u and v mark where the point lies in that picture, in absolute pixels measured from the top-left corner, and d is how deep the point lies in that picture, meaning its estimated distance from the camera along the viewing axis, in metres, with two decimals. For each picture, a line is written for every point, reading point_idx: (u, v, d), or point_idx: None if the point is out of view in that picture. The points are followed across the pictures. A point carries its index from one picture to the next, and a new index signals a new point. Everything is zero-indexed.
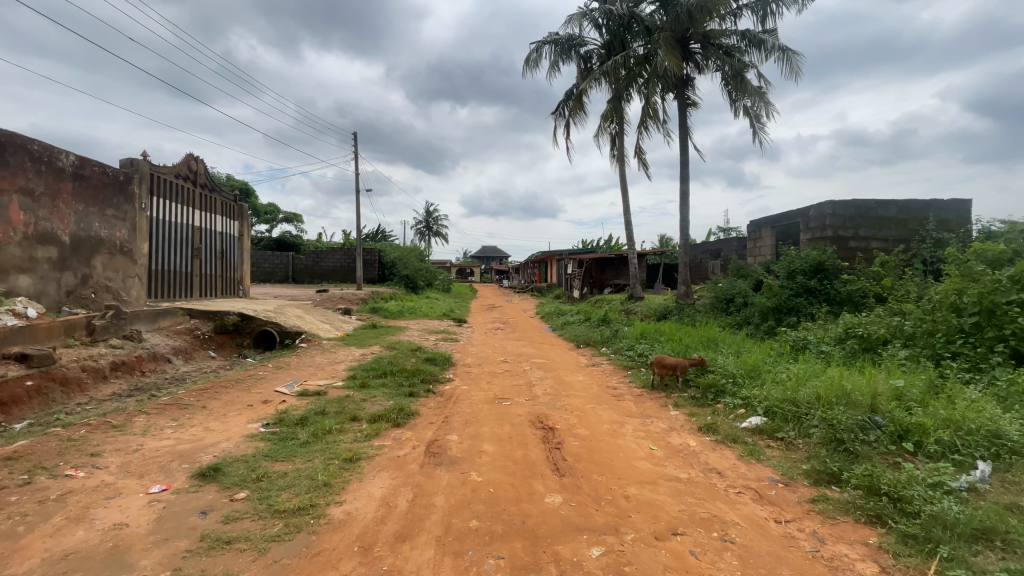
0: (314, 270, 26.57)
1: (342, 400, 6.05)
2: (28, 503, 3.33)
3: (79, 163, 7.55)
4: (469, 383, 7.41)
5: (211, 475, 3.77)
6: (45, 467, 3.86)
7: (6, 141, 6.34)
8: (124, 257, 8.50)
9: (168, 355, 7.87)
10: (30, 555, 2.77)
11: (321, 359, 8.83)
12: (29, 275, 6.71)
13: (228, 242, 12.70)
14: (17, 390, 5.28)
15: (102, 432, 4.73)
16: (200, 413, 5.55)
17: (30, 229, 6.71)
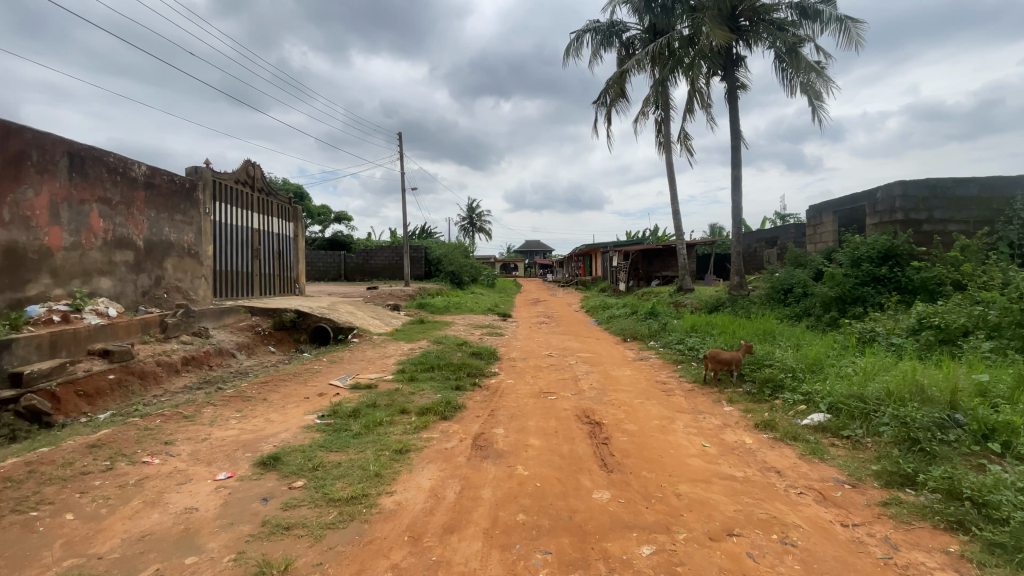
0: (364, 267, 27.48)
1: (392, 393, 6.23)
2: (110, 487, 3.63)
3: (149, 172, 8.12)
4: (515, 377, 7.43)
5: (271, 463, 3.97)
6: (125, 454, 4.19)
7: (86, 155, 6.90)
8: (191, 259, 9.12)
9: (232, 350, 8.36)
10: (111, 536, 3.02)
11: (372, 353, 9.12)
12: (109, 277, 7.30)
13: (285, 242, 13.36)
14: (100, 383, 5.78)
15: (175, 422, 5.09)
16: (262, 404, 5.86)
17: (109, 235, 7.29)
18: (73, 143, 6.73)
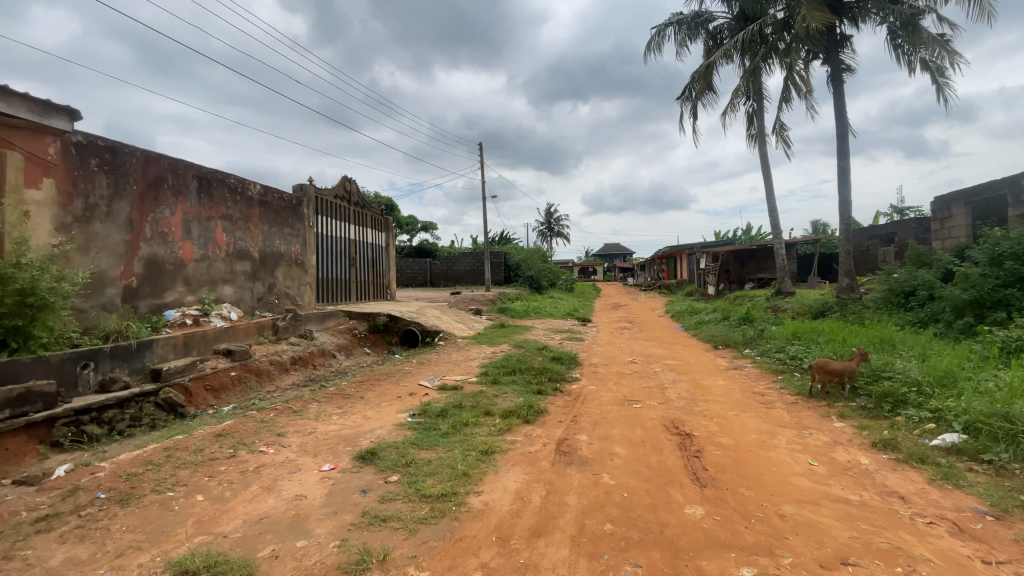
0: (448, 273, 28.58)
1: (477, 395, 6.40)
2: (234, 472, 4.09)
3: (263, 191, 9.08)
4: (598, 383, 7.31)
5: (369, 458, 4.25)
6: (246, 443, 4.71)
7: (212, 178, 7.88)
8: (298, 268, 10.06)
9: (333, 351, 9.08)
10: (235, 516, 3.40)
11: (457, 356, 9.45)
12: (231, 285, 8.26)
13: (377, 251, 14.26)
14: (224, 378, 6.55)
15: (286, 415, 5.63)
16: (359, 402, 6.30)
17: (230, 247, 8.24)
18: (202, 168, 7.70)
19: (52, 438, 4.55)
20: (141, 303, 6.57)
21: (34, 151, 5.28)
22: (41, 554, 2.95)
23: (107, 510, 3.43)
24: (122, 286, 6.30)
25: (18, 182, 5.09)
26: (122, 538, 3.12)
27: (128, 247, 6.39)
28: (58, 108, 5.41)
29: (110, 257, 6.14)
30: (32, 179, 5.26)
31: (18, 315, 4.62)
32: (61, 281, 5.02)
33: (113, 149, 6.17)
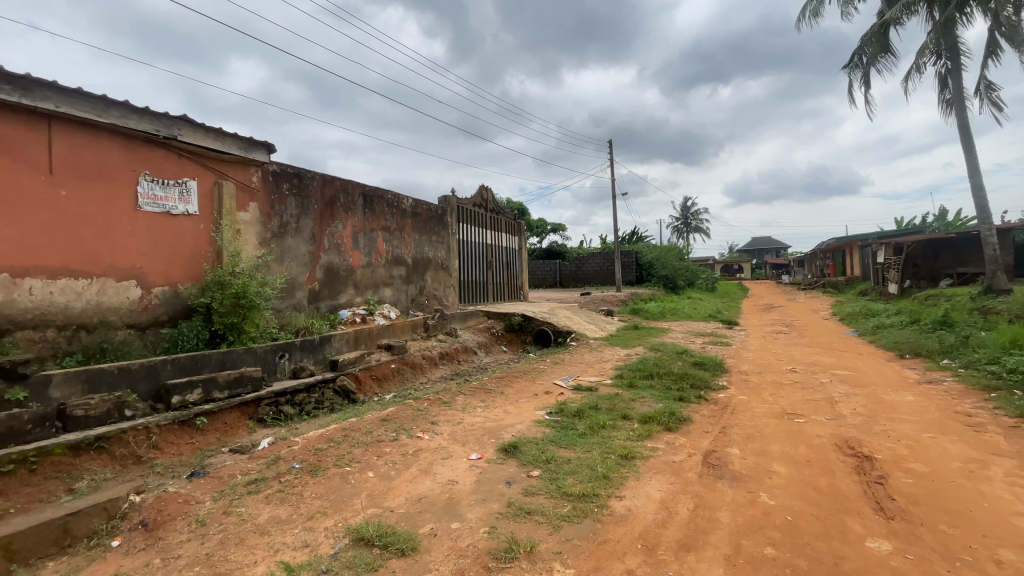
0: (579, 274, 28.59)
1: (613, 398, 6.29)
2: (396, 454, 4.61)
3: (414, 204, 10.06)
4: (748, 392, 6.67)
5: (512, 451, 4.45)
6: (405, 428, 5.26)
7: (375, 195, 8.96)
8: (443, 272, 10.96)
9: (474, 348, 9.71)
10: (399, 494, 3.82)
11: (590, 357, 9.40)
12: (389, 288, 9.30)
13: (512, 254, 14.87)
14: (385, 370, 7.40)
15: (437, 406, 6.17)
16: (500, 397, 6.63)
17: (388, 254, 9.29)
18: (367, 187, 8.80)
19: (258, 415, 5.59)
20: (322, 303, 7.76)
21: (243, 180, 6.51)
22: (255, 508, 3.63)
23: (301, 478, 4.10)
24: (308, 289, 7.51)
25: (233, 207, 6.34)
26: (312, 503, 3.71)
27: (312, 257, 7.58)
28: (257, 143, 6.57)
29: (299, 265, 7.35)
30: (243, 203, 6.51)
31: (234, 314, 5.83)
32: (264, 286, 6.20)
33: (300, 175, 7.37)
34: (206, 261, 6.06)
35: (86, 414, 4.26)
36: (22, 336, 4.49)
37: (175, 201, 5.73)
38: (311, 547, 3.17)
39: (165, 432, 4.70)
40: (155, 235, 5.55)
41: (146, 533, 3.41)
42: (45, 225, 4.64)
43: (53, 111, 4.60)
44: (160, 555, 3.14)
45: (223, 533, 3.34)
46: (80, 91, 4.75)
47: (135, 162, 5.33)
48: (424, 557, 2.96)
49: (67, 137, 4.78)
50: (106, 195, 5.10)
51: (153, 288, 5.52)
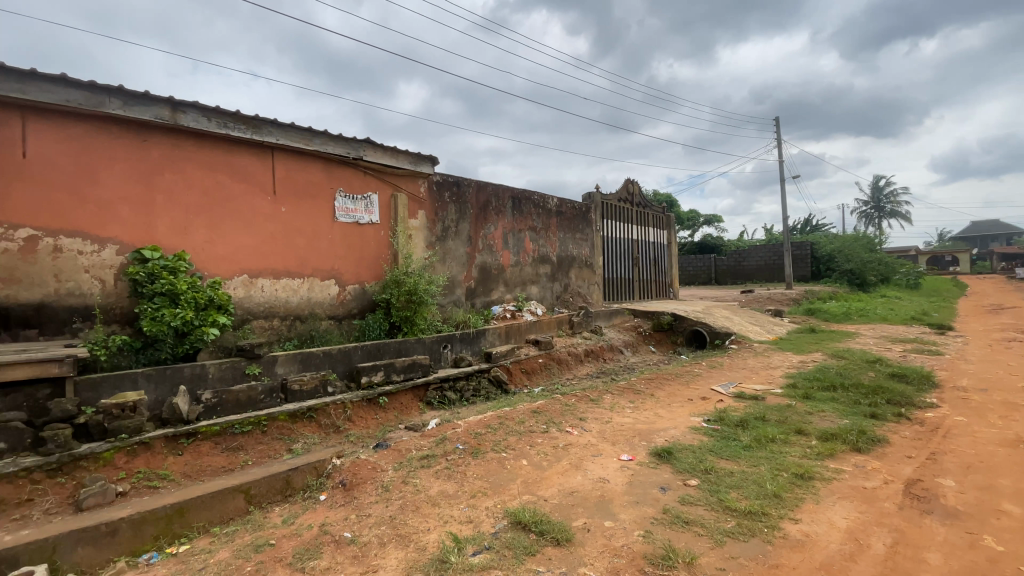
0: (737, 269, 26.07)
1: (783, 409, 5.63)
2: (548, 446, 4.78)
3: (559, 203, 10.24)
4: (970, 414, 5.38)
5: (666, 457, 4.28)
6: (555, 422, 5.42)
7: (523, 195, 9.34)
8: (588, 269, 11.00)
9: (621, 347, 9.56)
10: (551, 485, 3.96)
11: (753, 362, 8.52)
12: (537, 286, 9.65)
13: (659, 250, 14.22)
14: (534, 364, 7.70)
15: (585, 402, 6.22)
16: (650, 399, 6.42)
17: (536, 253, 9.62)
18: (515, 189, 9.20)
19: (427, 399, 6.27)
20: (477, 300, 8.37)
21: (413, 191, 7.33)
22: (427, 481, 4.09)
23: (464, 458, 4.49)
24: (465, 286, 8.16)
25: (406, 214, 7.19)
26: (474, 483, 4.05)
27: (468, 257, 8.21)
28: (424, 157, 7.27)
29: (458, 265, 8.03)
30: (413, 211, 7.34)
31: (407, 308, 6.63)
32: (429, 283, 6.93)
33: (458, 183, 8.03)
34: (385, 262, 6.97)
35: (302, 388, 5.23)
36: (259, 324, 5.72)
37: (362, 212, 6.70)
38: (474, 523, 3.47)
39: (356, 407, 5.56)
40: (347, 241, 6.56)
41: (344, 491, 4.08)
42: (272, 236, 5.84)
43: (274, 144, 5.74)
44: (356, 511, 3.73)
45: (402, 499, 3.83)
46: (293, 125, 5.84)
47: (332, 181, 6.38)
48: (579, 550, 3.02)
49: (285, 164, 5.94)
50: (312, 210, 6.20)
51: (346, 286, 6.55)
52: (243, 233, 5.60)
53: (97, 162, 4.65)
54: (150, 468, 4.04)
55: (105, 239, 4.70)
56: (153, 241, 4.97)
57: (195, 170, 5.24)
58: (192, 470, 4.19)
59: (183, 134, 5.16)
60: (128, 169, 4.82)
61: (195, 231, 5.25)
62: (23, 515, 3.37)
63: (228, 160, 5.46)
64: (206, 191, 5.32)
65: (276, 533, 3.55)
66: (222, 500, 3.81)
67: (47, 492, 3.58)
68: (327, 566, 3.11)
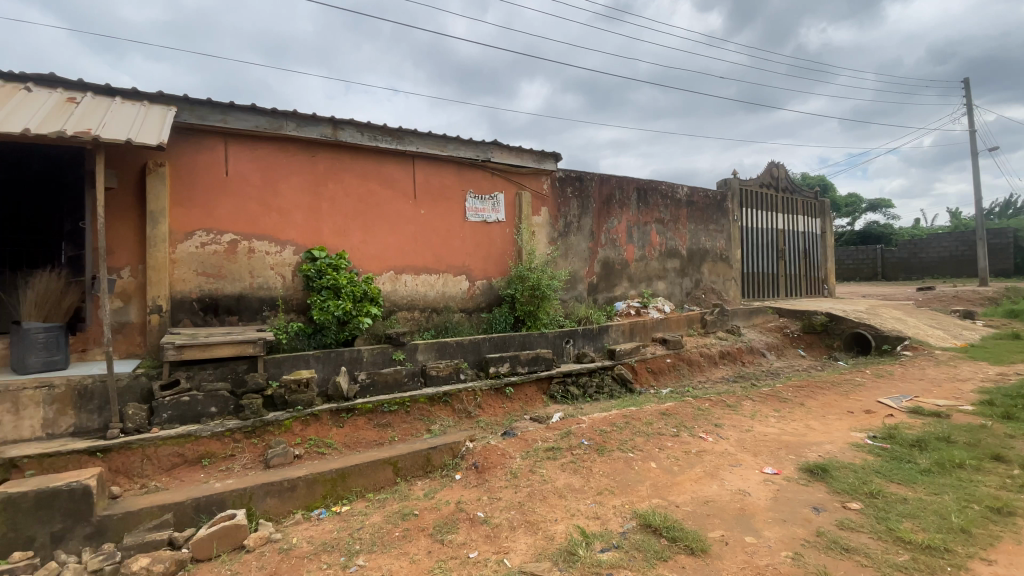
0: (912, 262, 22.03)
1: (978, 430, 4.64)
2: (679, 450, 4.58)
3: (690, 192, 9.62)
4: None
5: (820, 474, 3.82)
6: (687, 426, 5.16)
7: (650, 186, 8.96)
8: (723, 263, 10.25)
9: (762, 350, 8.73)
10: (683, 491, 3.79)
11: (935, 372, 7.14)
12: (665, 281, 9.23)
13: (810, 240, 12.60)
14: (662, 363, 7.39)
15: (721, 408, 5.82)
16: (799, 409, 5.76)
17: (663, 247, 9.19)
18: (641, 180, 8.85)
19: (550, 392, 6.38)
20: (600, 296, 8.28)
21: (537, 188, 7.47)
22: (553, 473, 4.17)
23: (589, 454, 4.49)
24: (588, 282, 8.12)
25: (530, 212, 7.36)
26: (600, 480, 4.02)
27: (591, 252, 8.14)
28: (548, 154, 7.35)
29: (581, 260, 8.01)
30: (537, 209, 7.49)
31: (531, 303, 6.79)
32: (553, 279, 7.02)
33: (581, 178, 7.99)
34: (511, 259, 7.22)
35: (437, 374, 5.66)
36: (402, 315, 6.33)
37: (490, 211, 7.02)
38: (601, 520, 3.45)
39: (485, 395, 5.86)
40: (476, 239, 6.93)
41: (476, 474, 4.34)
42: (412, 236, 6.40)
43: (415, 152, 6.29)
44: (487, 493, 3.95)
45: (529, 487, 3.96)
46: (430, 133, 6.32)
47: (463, 182, 6.78)
48: (716, 563, 2.84)
49: (423, 170, 6.45)
50: (446, 211, 6.65)
51: (475, 281, 6.92)
52: (388, 233, 6.22)
53: (278, 177, 5.53)
54: (318, 436, 4.72)
55: (285, 241, 5.58)
56: (319, 242, 5.77)
57: (351, 179, 5.96)
58: (350, 442, 4.81)
59: (342, 149, 5.89)
60: (301, 182, 5.66)
61: (351, 233, 5.97)
62: (228, 468, 4.22)
63: (377, 169, 6.11)
64: (359, 198, 6.02)
65: (418, 505, 3.91)
66: (374, 470, 4.30)
67: (245, 449, 4.39)
68: (463, 542, 3.34)
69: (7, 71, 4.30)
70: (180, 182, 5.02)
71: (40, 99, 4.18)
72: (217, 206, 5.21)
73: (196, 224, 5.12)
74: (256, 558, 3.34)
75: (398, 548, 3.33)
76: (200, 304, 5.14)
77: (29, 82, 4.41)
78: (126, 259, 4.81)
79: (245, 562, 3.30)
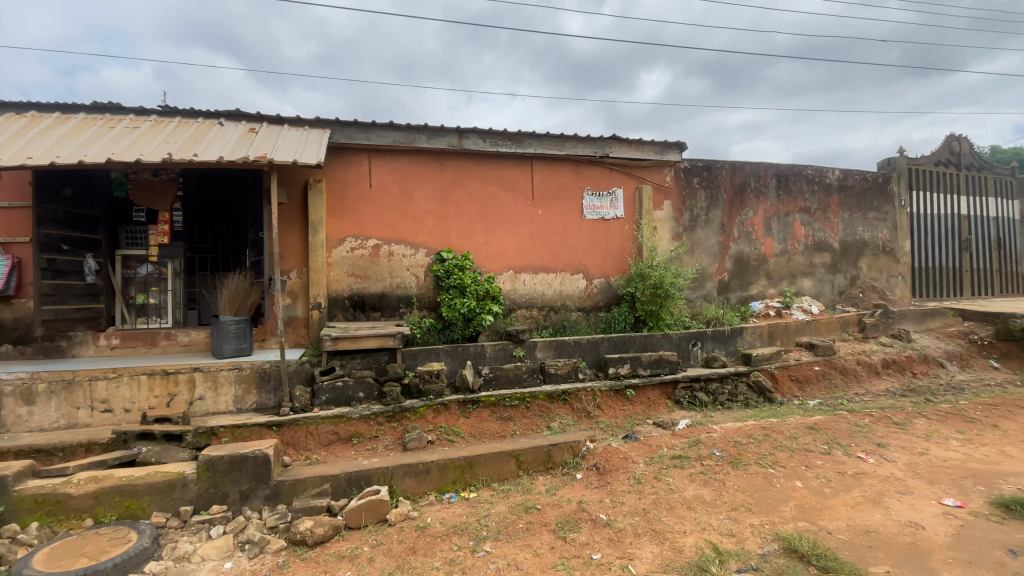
0: None
1: None
2: (831, 471, 4.05)
3: (842, 176, 8.42)
4: None
5: (1018, 511, 3.28)
6: (841, 444, 4.55)
7: (792, 172, 8.02)
8: (886, 257, 8.84)
9: (940, 359, 7.37)
10: (837, 517, 3.36)
11: None
12: (810, 279, 8.22)
13: (1008, 226, 10.29)
14: (809, 372, 6.59)
15: (885, 425, 5.04)
16: (994, 433, 4.75)
17: (809, 240, 8.18)
18: (780, 165, 7.96)
19: (675, 397, 6.04)
20: (732, 295, 7.66)
21: (659, 181, 7.13)
22: (681, 483, 3.96)
23: (722, 466, 4.18)
24: (718, 280, 7.56)
25: (651, 207, 7.06)
26: (735, 495, 3.72)
27: (721, 247, 7.56)
28: (671, 144, 6.95)
29: (709, 256, 7.48)
30: (659, 202, 7.15)
31: (653, 302, 6.50)
32: (677, 276, 6.63)
33: (709, 167, 7.45)
34: (631, 256, 7.01)
35: (557, 372, 5.71)
36: (522, 312, 6.50)
37: (609, 208, 6.87)
38: (737, 538, 3.19)
39: (606, 396, 5.75)
40: (595, 237, 6.84)
41: (598, 475, 4.29)
42: (531, 236, 6.53)
43: (533, 154, 6.40)
44: (610, 496, 3.88)
45: (655, 495, 3.80)
46: (548, 133, 6.38)
47: (581, 180, 6.73)
48: None
49: (541, 171, 6.55)
50: (564, 210, 6.67)
51: (593, 279, 6.85)
52: (509, 234, 6.43)
53: (412, 185, 6.02)
54: (447, 424, 5.06)
55: (418, 244, 6.06)
56: (447, 244, 6.16)
57: (474, 184, 6.27)
58: (475, 432, 5.07)
59: (466, 156, 6.22)
60: (430, 189, 6.10)
61: (475, 235, 6.28)
62: (373, 448, 4.73)
63: (498, 172, 6.35)
64: (482, 201, 6.30)
65: (541, 500, 3.98)
66: (499, 461, 4.47)
67: (386, 431, 4.87)
68: (585, 542, 3.33)
69: (207, 110, 5.32)
70: (333, 195, 5.73)
71: (230, 132, 5.08)
72: (362, 215, 5.85)
73: (346, 231, 5.79)
74: (397, 532, 3.69)
75: (522, 539, 3.43)
76: (350, 301, 5.82)
77: (222, 118, 5.39)
78: (293, 263, 5.63)
79: (387, 534, 3.66)
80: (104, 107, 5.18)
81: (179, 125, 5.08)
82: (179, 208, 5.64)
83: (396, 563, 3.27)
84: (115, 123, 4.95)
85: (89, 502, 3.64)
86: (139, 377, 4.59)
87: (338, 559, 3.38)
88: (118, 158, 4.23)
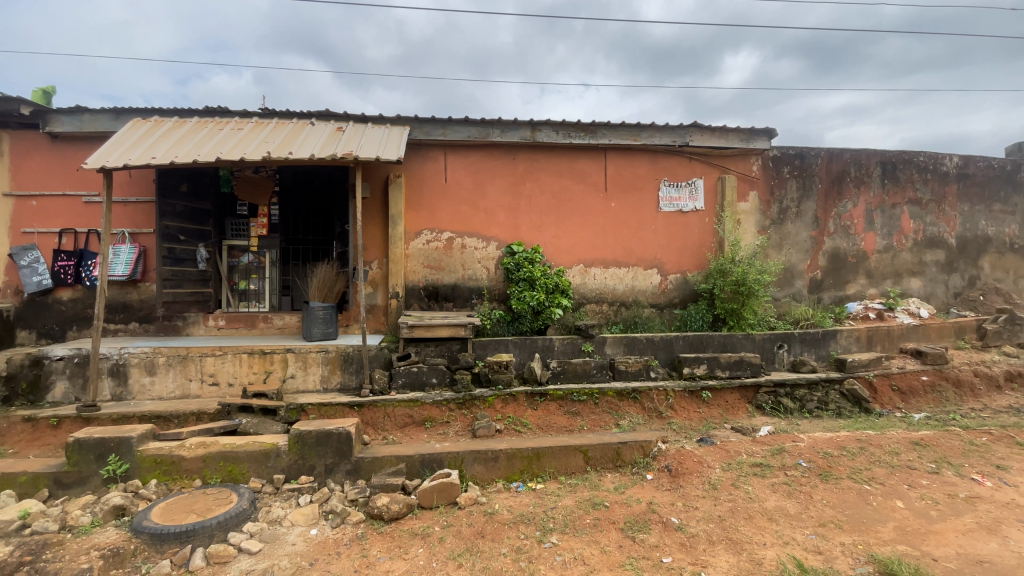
0: None
1: None
2: (939, 492, 3.63)
3: (963, 163, 7.44)
4: None
5: None
6: (952, 463, 4.06)
7: (900, 159, 7.20)
8: (1015, 255, 7.74)
9: None
10: (943, 543, 3.02)
11: None
12: (920, 278, 7.37)
13: None
14: (914, 382, 5.93)
15: (1006, 445, 4.44)
16: None
17: (919, 235, 7.33)
18: (885, 152, 7.19)
19: (757, 402, 5.67)
20: (825, 294, 7.07)
21: (743, 171, 6.69)
22: (761, 492, 3.73)
23: (809, 478, 3.88)
24: (809, 278, 7.00)
25: (734, 198, 6.65)
26: (823, 510, 3.44)
27: (814, 242, 6.98)
28: (758, 131, 6.48)
29: (799, 252, 6.94)
30: (743, 193, 6.72)
31: (734, 300, 6.12)
32: (762, 273, 6.19)
33: (801, 155, 6.88)
34: (709, 250, 6.67)
35: (627, 369, 5.56)
36: (592, 307, 6.42)
37: (687, 199, 6.57)
38: (825, 556, 2.96)
39: (679, 397, 5.53)
40: (671, 230, 6.57)
41: (670, 477, 4.15)
42: (603, 229, 6.40)
43: (607, 144, 6.25)
44: (682, 500, 3.74)
45: (732, 503, 3.61)
46: (624, 123, 6.20)
47: (657, 171, 6.49)
48: None
49: (615, 162, 6.39)
50: (639, 202, 6.47)
51: (668, 275, 6.59)
52: (580, 227, 6.34)
53: (485, 179, 6.12)
54: (515, 415, 5.13)
55: (489, 237, 6.16)
56: (518, 237, 6.21)
57: (546, 177, 6.26)
58: (543, 424, 5.10)
59: (539, 148, 6.21)
60: (503, 183, 6.16)
61: (546, 228, 6.27)
62: (444, 432, 4.89)
63: (571, 164, 6.28)
64: (554, 194, 6.28)
65: (609, 497, 3.92)
66: (567, 455, 4.45)
67: (457, 418, 5.02)
68: (655, 544, 3.24)
69: (300, 111, 5.73)
70: (412, 189, 5.96)
71: (321, 131, 5.44)
72: (437, 208, 6.03)
73: (422, 224, 6.01)
74: (466, 515, 3.80)
75: (590, 535, 3.40)
76: (424, 291, 6.04)
77: (314, 118, 5.79)
78: (374, 254, 5.95)
79: (457, 516, 3.78)
80: (214, 111, 5.75)
81: (277, 125, 5.52)
82: (276, 202, 6.13)
83: (466, 546, 3.37)
84: (223, 125, 5.47)
85: (198, 465, 4.10)
86: (240, 355, 5.07)
87: (411, 536, 3.55)
88: (226, 157, 4.68)
